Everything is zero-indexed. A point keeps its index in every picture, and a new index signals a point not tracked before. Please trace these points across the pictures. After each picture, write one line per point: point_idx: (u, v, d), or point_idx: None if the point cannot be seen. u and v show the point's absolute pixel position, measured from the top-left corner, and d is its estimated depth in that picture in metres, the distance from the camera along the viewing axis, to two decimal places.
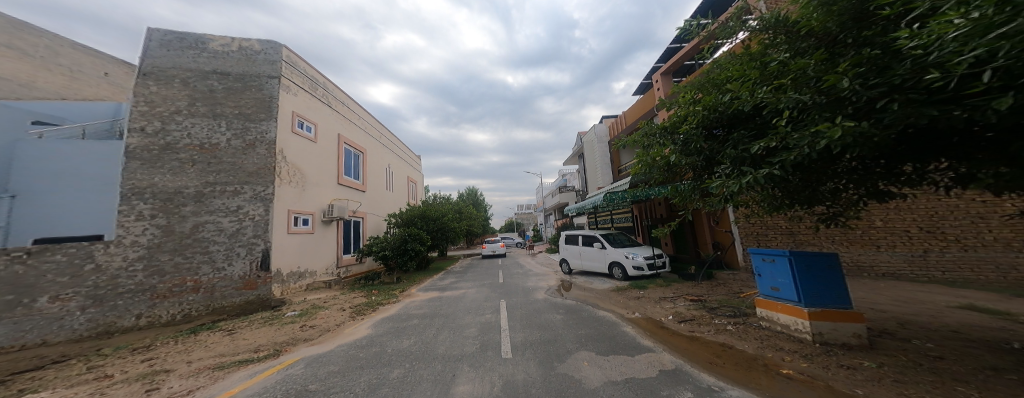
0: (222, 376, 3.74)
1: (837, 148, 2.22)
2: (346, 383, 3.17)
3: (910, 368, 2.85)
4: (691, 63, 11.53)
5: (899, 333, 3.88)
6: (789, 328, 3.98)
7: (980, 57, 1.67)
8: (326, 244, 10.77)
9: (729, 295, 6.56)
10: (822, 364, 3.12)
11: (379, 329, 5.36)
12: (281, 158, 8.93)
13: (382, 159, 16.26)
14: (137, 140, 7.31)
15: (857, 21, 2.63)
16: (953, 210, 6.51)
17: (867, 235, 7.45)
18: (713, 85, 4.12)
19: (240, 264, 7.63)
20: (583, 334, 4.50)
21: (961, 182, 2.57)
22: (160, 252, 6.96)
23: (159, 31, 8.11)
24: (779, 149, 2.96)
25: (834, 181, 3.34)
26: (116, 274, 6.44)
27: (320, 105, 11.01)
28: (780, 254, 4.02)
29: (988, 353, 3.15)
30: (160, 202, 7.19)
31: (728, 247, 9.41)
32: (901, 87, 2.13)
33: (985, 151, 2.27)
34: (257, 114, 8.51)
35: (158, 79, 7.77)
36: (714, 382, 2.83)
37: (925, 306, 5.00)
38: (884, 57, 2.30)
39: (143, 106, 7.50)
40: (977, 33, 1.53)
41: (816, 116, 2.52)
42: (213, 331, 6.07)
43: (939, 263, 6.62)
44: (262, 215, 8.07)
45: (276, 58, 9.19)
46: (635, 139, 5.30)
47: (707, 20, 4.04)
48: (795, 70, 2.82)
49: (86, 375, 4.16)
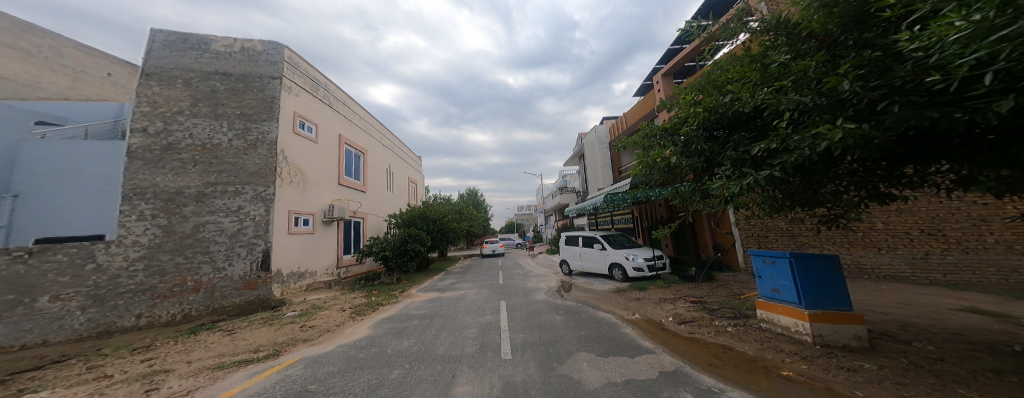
0: (222, 376, 3.75)
1: (838, 150, 2.23)
2: (346, 384, 3.17)
3: (910, 370, 2.85)
4: (692, 64, 11.55)
5: (899, 335, 3.88)
6: (789, 330, 3.97)
7: (981, 59, 1.68)
8: (326, 245, 10.79)
9: (730, 296, 6.55)
10: (823, 366, 3.11)
11: (378, 330, 5.35)
12: (282, 158, 8.95)
13: (382, 159, 16.29)
14: (138, 141, 7.33)
15: (858, 23, 2.64)
16: (955, 213, 6.51)
17: (868, 238, 7.45)
18: (713, 86, 4.13)
19: (241, 265, 7.65)
20: (583, 335, 4.50)
21: (961, 185, 2.57)
22: (161, 252, 6.97)
23: (161, 32, 8.15)
24: (780, 151, 2.97)
25: (834, 183, 3.34)
26: (117, 274, 6.47)
27: (321, 106, 11.06)
28: (780, 256, 4.02)
29: (989, 355, 3.14)
30: (162, 202, 7.21)
31: (728, 249, 9.41)
32: (902, 90, 2.14)
33: (986, 153, 2.26)
34: (259, 115, 8.54)
35: (161, 80, 7.81)
36: (714, 383, 2.83)
37: (925, 309, 4.99)
38: (885, 59, 2.30)
39: (145, 106, 7.53)
40: (978, 35, 1.53)
41: (817, 118, 2.52)
42: (213, 332, 6.07)
43: (940, 265, 6.60)
44: (263, 216, 8.09)
45: (278, 59, 9.23)
46: (636, 140, 5.28)
47: (707, 22, 4.04)
48: (795, 72, 2.83)
49: (85, 375, 4.17)
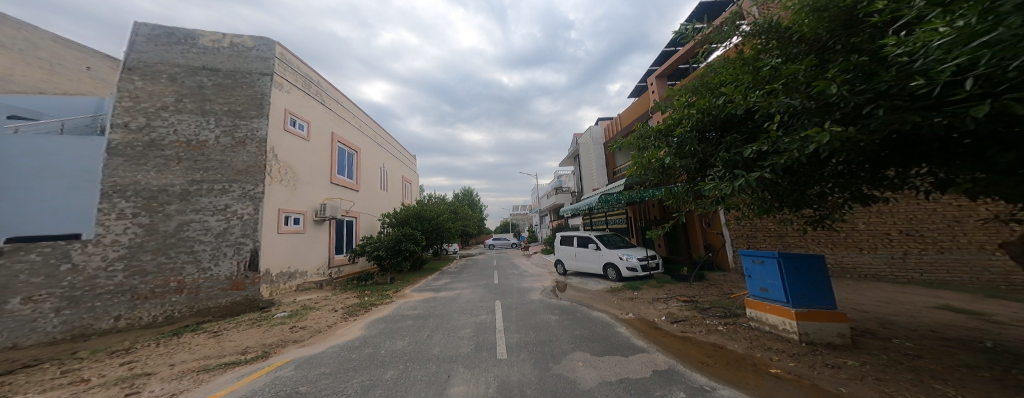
0: (208, 379, 3.64)
1: (826, 152, 2.30)
2: (338, 385, 3.12)
3: (890, 367, 2.96)
4: (686, 66, 11.77)
5: (880, 332, 4.03)
6: (777, 329, 4.08)
7: (962, 65, 1.75)
8: (318, 244, 10.56)
9: (720, 296, 6.68)
10: (809, 363, 3.20)
11: (371, 330, 5.27)
12: (273, 156, 8.73)
13: (376, 157, 16.10)
14: (119, 136, 7.04)
15: (847, 28, 2.72)
16: (931, 214, 6.83)
17: (851, 238, 7.67)
18: (707, 88, 4.19)
19: (227, 264, 7.47)
20: (578, 334, 4.52)
21: (940, 187, 2.68)
22: (143, 252, 6.73)
23: (146, 26, 7.90)
24: (770, 153, 3.04)
25: (821, 184, 3.44)
26: (94, 274, 6.24)
27: (314, 103, 10.84)
28: (768, 256, 4.13)
29: (963, 352, 3.28)
30: (143, 200, 6.96)
31: (719, 249, 9.56)
32: (887, 94, 2.22)
33: (962, 157, 2.35)
34: (248, 112, 8.34)
35: (144, 74, 7.55)
36: (706, 381, 2.89)
37: (905, 307, 5.19)
38: (871, 64, 2.39)
39: (127, 101, 7.27)
40: (960, 40, 1.59)
41: (806, 121, 2.59)
42: (197, 333, 5.89)
43: (918, 264, 6.89)
44: (251, 214, 7.90)
45: (269, 55, 9.02)
46: (631, 140, 5.30)
47: (703, 24, 4.07)
48: (786, 76, 2.90)
49: (59, 379, 3.99)
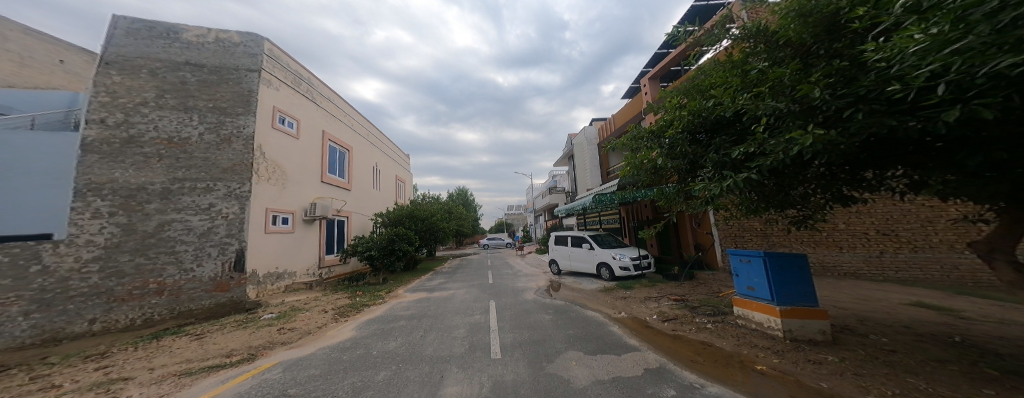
0: (190, 383, 3.52)
1: (808, 154, 2.39)
2: (327, 387, 3.06)
3: (867, 362, 3.09)
4: (678, 69, 11.99)
5: (859, 328, 4.20)
6: (762, 326, 4.20)
7: (935, 71, 1.84)
8: (308, 244, 10.34)
9: (709, 294, 6.84)
10: (792, 359, 3.31)
11: (363, 331, 5.20)
12: (260, 154, 8.49)
13: (369, 156, 15.87)
14: (95, 132, 6.74)
15: (830, 33, 2.83)
16: (906, 215, 7.19)
17: (832, 237, 7.90)
18: (698, 90, 4.27)
19: (211, 265, 7.25)
20: (571, 333, 4.56)
21: (915, 188, 2.81)
22: (120, 253, 6.48)
23: (125, 19, 7.61)
24: (757, 155, 3.14)
25: (805, 186, 3.55)
26: (67, 276, 5.97)
27: (304, 101, 10.62)
28: (755, 255, 4.23)
29: (935, 346, 3.45)
30: (122, 198, 6.69)
31: (709, 249, 9.74)
32: (866, 98, 2.32)
33: (934, 160, 2.48)
34: (234, 108, 8.11)
35: (123, 69, 7.28)
36: (695, 379, 2.95)
37: (881, 304, 5.42)
38: (851, 69, 2.49)
39: (104, 96, 6.97)
40: (934, 47, 1.67)
41: (790, 123, 2.67)
42: (178, 337, 5.68)
43: (893, 263, 7.20)
44: (237, 214, 7.69)
45: (257, 51, 8.80)
46: (624, 142, 5.38)
47: (694, 27, 4.15)
48: (772, 79, 2.99)
49: (29, 386, 3.79)
